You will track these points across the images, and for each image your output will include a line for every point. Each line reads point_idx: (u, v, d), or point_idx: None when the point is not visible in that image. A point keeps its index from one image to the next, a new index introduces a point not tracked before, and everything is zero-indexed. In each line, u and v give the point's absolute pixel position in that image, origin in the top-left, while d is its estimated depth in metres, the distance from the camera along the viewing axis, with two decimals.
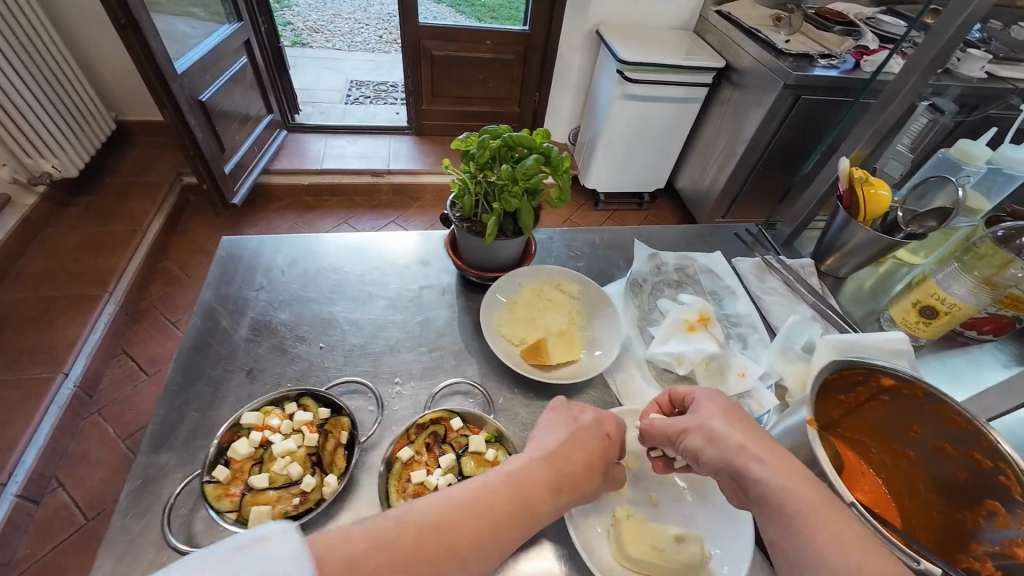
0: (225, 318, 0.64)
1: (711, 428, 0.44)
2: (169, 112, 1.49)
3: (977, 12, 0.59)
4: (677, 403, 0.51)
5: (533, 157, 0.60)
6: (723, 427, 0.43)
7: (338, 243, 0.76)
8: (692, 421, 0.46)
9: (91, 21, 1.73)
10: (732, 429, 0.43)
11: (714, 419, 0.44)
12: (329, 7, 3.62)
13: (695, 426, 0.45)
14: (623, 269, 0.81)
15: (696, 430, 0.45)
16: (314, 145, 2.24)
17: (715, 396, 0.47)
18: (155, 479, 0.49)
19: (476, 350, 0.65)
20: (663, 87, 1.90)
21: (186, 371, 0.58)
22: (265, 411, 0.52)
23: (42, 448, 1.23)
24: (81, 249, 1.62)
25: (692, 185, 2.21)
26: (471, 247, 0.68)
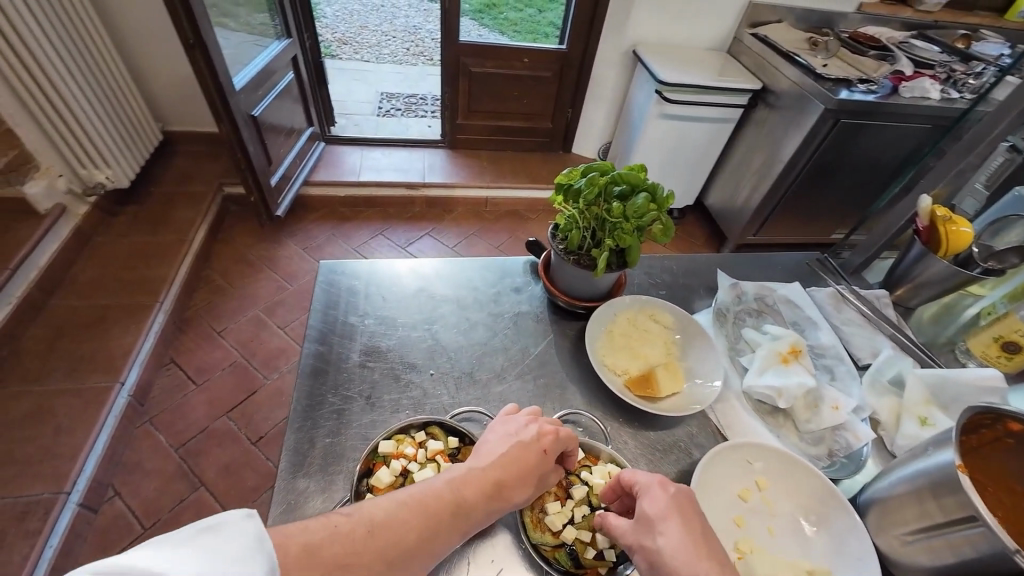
0: (338, 344, 0.66)
1: (652, 543, 0.43)
2: (226, 126, 1.52)
3: None
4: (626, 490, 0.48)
5: (643, 195, 0.62)
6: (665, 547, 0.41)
7: (431, 268, 0.79)
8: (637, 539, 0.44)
9: (146, 35, 1.78)
10: (672, 543, 0.42)
11: (651, 533, 0.43)
12: (357, 19, 3.69)
13: (638, 544, 0.43)
14: (703, 297, 0.83)
15: (639, 547, 0.43)
16: (350, 156, 2.27)
17: (655, 495, 0.45)
18: (297, 503, 0.51)
19: (576, 379, 0.67)
20: (700, 107, 1.93)
21: (310, 396, 0.60)
22: (397, 439, 0.54)
23: (100, 456, 1.25)
24: (131, 258, 1.65)
25: (723, 202, 2.23)
26: (572, 278, 0.70)
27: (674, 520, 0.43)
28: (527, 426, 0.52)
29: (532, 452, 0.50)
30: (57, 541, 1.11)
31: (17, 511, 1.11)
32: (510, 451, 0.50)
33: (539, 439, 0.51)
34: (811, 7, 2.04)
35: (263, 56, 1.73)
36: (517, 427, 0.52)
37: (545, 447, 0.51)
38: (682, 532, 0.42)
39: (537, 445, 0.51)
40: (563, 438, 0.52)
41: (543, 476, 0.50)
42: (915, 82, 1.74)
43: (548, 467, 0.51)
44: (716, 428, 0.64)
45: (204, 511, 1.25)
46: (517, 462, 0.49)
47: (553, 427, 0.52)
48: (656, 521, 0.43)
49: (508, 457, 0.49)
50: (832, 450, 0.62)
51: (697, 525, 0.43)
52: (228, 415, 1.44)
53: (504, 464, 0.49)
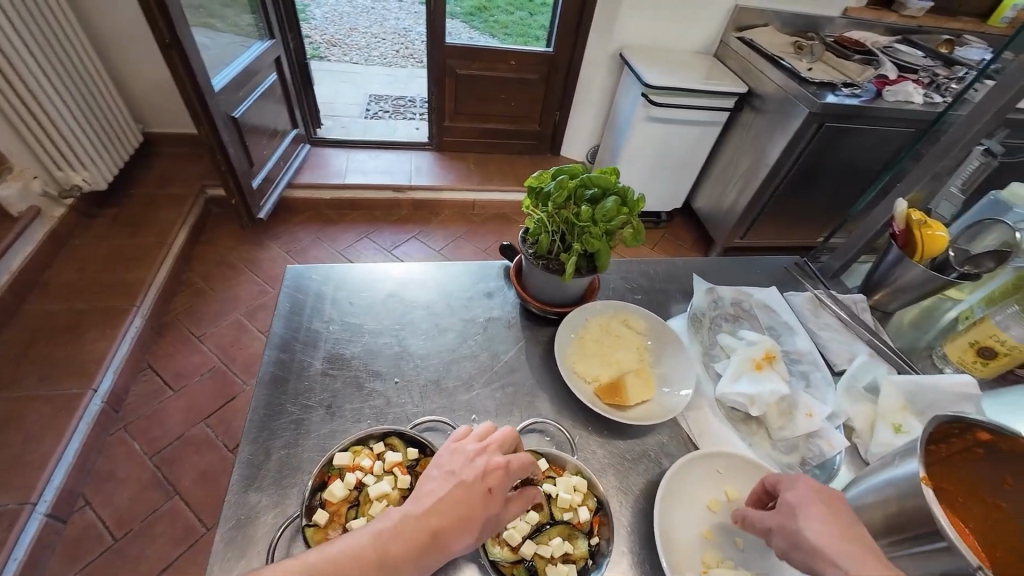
0: (300, 351, 0.64)
1: (795, 527, 0.43)
2: (205, 128, 1.50)
3: None
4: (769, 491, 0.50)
5: (613, 199, 0.60)
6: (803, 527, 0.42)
7: (403, 273, 0.77)
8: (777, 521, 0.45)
9: (125, 34, 1.75)
10: (816, 525, 0.42)
11: (793, 518, 0.44)
12: (347, 21, 3.67)
13: (779, 526, 0.45)
14: (680, 302, 0.82)
15: (781, 529, 0.44)
16: (336, 158, 2.25)
17: (799, 487, 0.46)
18: (248, 519, 0.49)
19: (546, 386, 0.65)
20: (686, 111, 1.92)
21: (268, 406, 0.58)
22: (354, 451, 0.52)
23: (71, 465, 1.22)
24: (109, 261, 1.61)
25: (710, 205, 2.23)
26: (542, 283, 0.69)
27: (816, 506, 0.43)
28: (473, 460, 0.46)
29: (476, 492, 0.44)
30: (23, 553, 1.07)
31: None
32: (450, 492, 0.44)
33: (484, 476, 0.45)
34: (796, 12, 2.05)
35: (245, 56, 1.71)
36: (463, 459, 0.46)
37: (492, 486, 0.45)
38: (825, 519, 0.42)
39: (482, 483, 0.45)
40: (513, 472, 0.47)
41: (491, 519, 0.45)
42: (899, 86, 1.75)
43: (494, 507, 0.45)
44: (688, 437, 0.63)
45: (178, 520, 1.22)
46: (457, 504, 0.43)
47: (502, 461, 0.47)
48: (797, 507, 0.44)
49: (446, 498, 0.43)
50: (805, 458, 0.61)
51: (844, 516, 0.42)
52: (205, 421, 1.41)
53: (441, 508, 0.43)
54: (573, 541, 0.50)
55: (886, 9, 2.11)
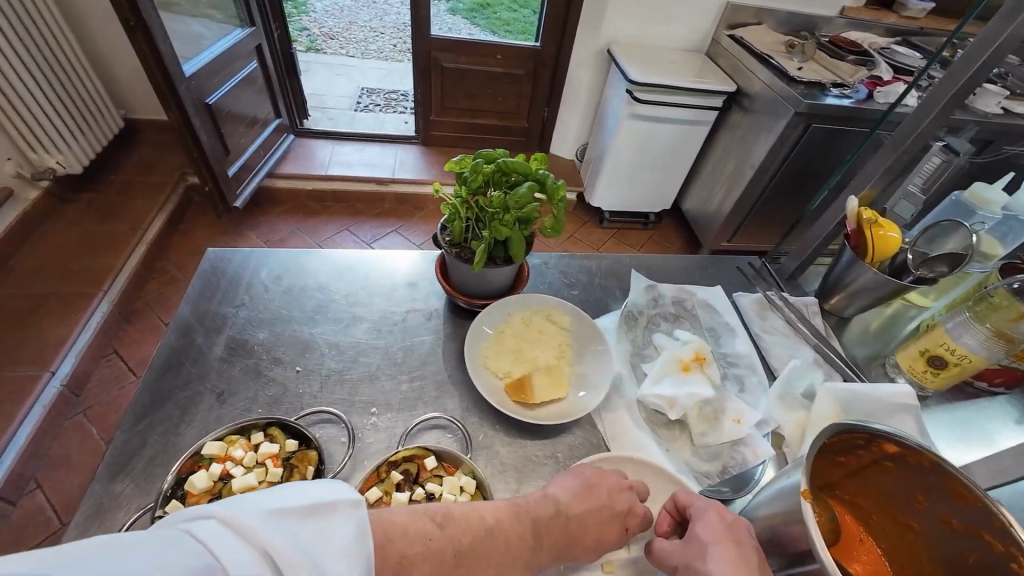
0: (201, 336, 0.62)
1: (697, 564, 0.40)
2: (175, 113, 1.49)
3: (1006, 45, 0.58)
4: (682, 513, 0.47)
5: (527, 184, 0.57)
6: (708, 567, 0.39)
7: (326, 262, 0.74)
8: (682, 558, 0.42)
9: (105, 19, 1.74)
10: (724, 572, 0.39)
11: (701, 556, 0.41)
12: (346, 14, 3.65)
13: (684, 564, 0.41)
14: (619, 300, 0.78)
15: (685, 568, 0.41)
16: (321, 150, 2.23)
17: (709, 520, 0.43)
18: (107, 509, 0.46)
19: (458, 382, 0.62)
20: (671, 109, 1.88)
21: (154, 392, 0.55)
22: (229, 440, 0.50)
23: (22, 448, 1.20)
24: (81, 245, 1.60)
25: (698, 207, 2.18)
26: (460, 273, 0.66)
27: (725, 548, 0.40)
28: (620, 492, 0.48)
29: (614, 526, 0.47)
30: None
31: None
32: (592, 509, 0.46)
33: (624, 509, 0.47)
34: (789, 11, 2.00)
35: (224, 44, 1.70)
36: (610, 486, 0.49)
37: (628, 526, 0.47)
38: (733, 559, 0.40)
39: (624, 519, 0.47)
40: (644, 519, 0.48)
41: (602, 550, 0.47)
42: (891, 87, 1.70)
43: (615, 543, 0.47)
44: (601, 439, 0.59)
45: None
46: (594, 527, 0.46)
47: (637, 507, 0.48)
48: (708, 544, 0.41)
49: (589, 517, 0.46)
50: (726, 467, 0.57)
51: (752, 560, 0.40)
52: None
53: (585, 517, 0.46)
54: None
55: (884, 10, 2.05)
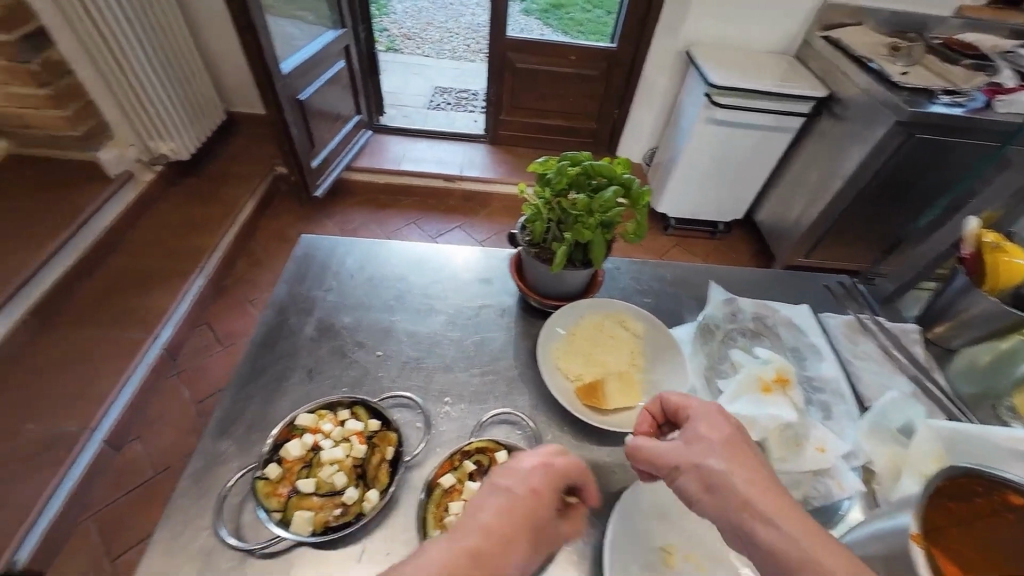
0: (295, 316, 0.67)
1: (706, 465, 0.41)
2: (272, 108, 1.62)
3: None
4: (671, 416, 0.49)
5: (613, 189, 0.57)
6: (720, 467, 0.40)
7: (406, 253, 0.77)
8: (685, 460, 0.43)
9: (217, 21, 1.92)
10: (732, 468, 0.40)
11: (705, 454, 0.42)
12: (424, 16, 3.79)
13: (689, 463, 0.42)
14: (693, 310, 0.76)
15: (690, 469, 0.42)
16: (394, 146, 2.33)
17: (712, 422, 0.44)
18: (213, 465, 0.51)
19: (528, 380, 0.63)
20: (752, 114, 1.78)
21: (254, 364, 0.60)
22: (319, 414, 0.53)
23: (128, 402, 1.35)
24: (183, 224, 1.77)
25: (774, 218, 2.06)
26: (536, 272, 0.66)
27: (731, 448, 0.42)
28: (521, 469, 0.42)
29: (530, 504, 0.40)
30: (79, 472, 1.20)
31: (45, 440, 1.19)
32: (491, 503, 0.40)
33: (526, 485, 0.41)
34: (894, 10, 1.83)
35: (316, 44, 1.83)
36: (510, 469, 0.43)
37: (538, 484, 0.42)
38: (743, 466, 0.41)
39: (531, 489, 0.41)
40: (557, 471, 0.43)
41: (540, 527, 0.40)
42: (1016, 95, 1.49)
43: (547, 518, 0.41)
44: None
45: None
46: (506, 537, 0.37)
47: (542, 460, 0.43)
48: (715, 445, 0.42)
49: (495, 512, 0.39)
50: (808, 497, 0.54)
51: (752, 460, 0.41)
52: None
53: (488, 526, 0.38)
54: None
55: (1011, 9, 1.83)
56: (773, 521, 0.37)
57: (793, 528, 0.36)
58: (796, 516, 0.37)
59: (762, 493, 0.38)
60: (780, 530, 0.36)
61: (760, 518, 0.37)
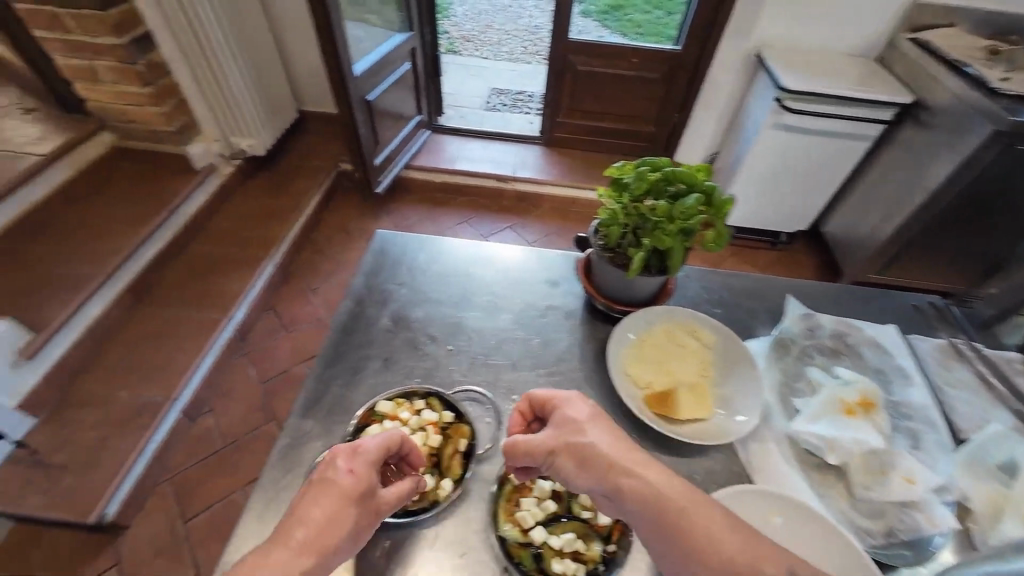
0: (371, 307, 0.70)
1: (581, 440, 0.44)
2: (344, 108, 1.71)
3: None
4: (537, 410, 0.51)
5: (694, 196, 0.56)
6: (592, 441, 0.44)
7: (475, 251, 0.79)
8: (557, 442, 0.45)
9: (296, 25, 2.03)
10: (602, 438, 0.44)
11: (579, 433, 0.45)
12: (483, 18, 3.85)
13: (564, 444, 0.45)
14: (766, 324, 0.73)
15: (563, 449, 0.44)
16: (451, 146, 2.39)
17: (577, 404, 0.48)
18: (299, 443, 0.55)
19: (594, 384, 0.63)
20: (827, 120, 1.69)
21: (335, 350, 0.64)
22: (397, 402, 0.56)
23: (203, 377, 1.45)
24: (256, 214, 1.89)
25: (843, 230, 1.94)
26: (608, 277, 0.66)
27: (600, 422, 0.46)
28: (342, 462, 0.43)
29: (354, 490, 0.42)
30: (160, 439, 1.31)
31: (134, 407, 1.31)
32: (315, 495, 0.41)
33: (348, 471, 0.43)
34: (995, 10, 1.69)
35: (386, 47, 1.90)
36: (325, 462, 0.43)
37: (353, 466, 0.43)
38: (604, 433, 0.45)
39: (352, 478, 0.42)
40: (370, 452, 0.45)
41: (365, 502, 0.42)
42: None
43: (372, 492, 0.43)
44: (743, 469, 0.56)
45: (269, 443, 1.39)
46: (335, 523, 0.39)
47: (353, 444, 0.45)
48: (585, 422, 0.45)
49: (330, 504, 0.40)
50: (892, 529, 0.51)
51: (616, 431, 0.45)
52: (306, 363, 1.59)
53: (315, 516, 0.39)
54: (586, 542, 0.48)
55: None
56: (645, 480, 0.40)
57: (661, 486, 0.40)
58: (656, 468, 0.41)
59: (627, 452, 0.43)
60: (651, 487, 0.40)
61: (631, 477, 0.41)
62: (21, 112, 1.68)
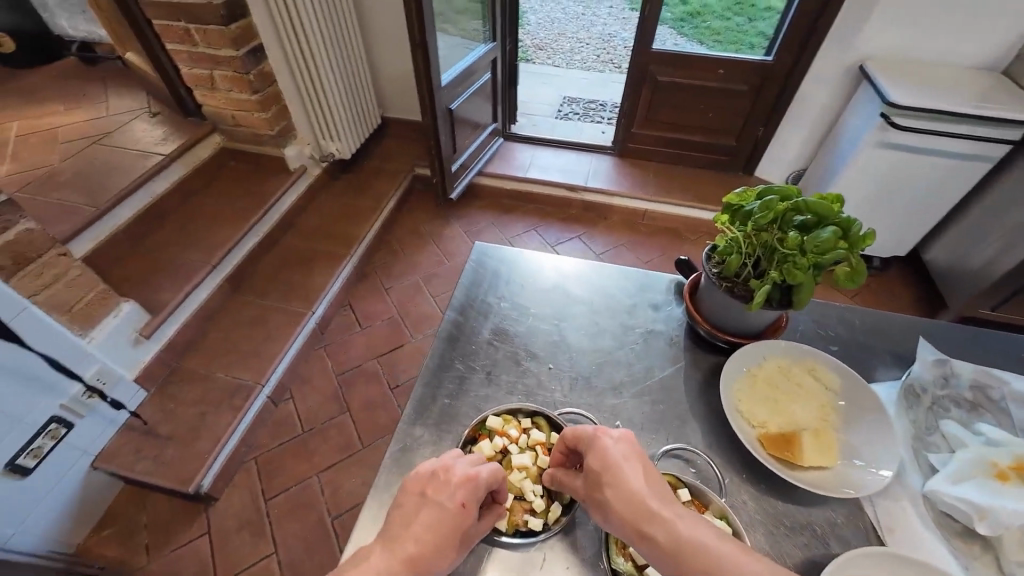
0: (473, 319, 0.72)
1: (600, 497, 0.44)
2: (428, 116, 1.77)
3: None
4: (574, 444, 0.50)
5: (831, 229, 0.53)
6: (608, 499, 0.43)
7: (573, 268, 0.80)
8: (586, 495, 0.46)
9: (386, 37, 2.14)
10: (618, 494, 0.43)
11: (598, 488, 0.44)
12: (556, 26, 3.87)
13: (590, 499, 0.45)
14: (890, 367, 0.67)
15: (591, 503, 0.45)
16: (522, 153, 2.41)
17: (597, 452, 0.46)
18: (410, 449, 0.57)
19: (701, 416, 0.61)
20: (941, 139, 1.54)
21: (441, 359, 0.66)
22: (504, 418, 0.57)
23: (287, 365, 1.55)
24: (339, 214, 1.99)
25: (950, 259, 1.76)
26: (720, 307, 0.64)
27: (617, 471, 0.44)
28: (452, 487, 0.45)
29: (457, 518, 0.44)
30: (248, 419, 1.41)
31: (229, 388, 1.41)
32: (423, 513, 0.44)
33: (457, 496, 0.45)
34: None
35: (469, 58, 1.95)
36: (442, 481, 0.46)
37: (465, 498, 0.45)
38: (635, 474, 0.44)
39: (457, 504, 0.44)
40: (482, 485, 0.46)
41: (467, 532, 0.45)
42: None
43: (472, 522, 0.45)
44: (871, 525, 0.52)
45: (342, 433, 1.46)
46: (435, 546, 0.42)
47: (470, 474, 0.46)
48: (600, 478, 0.44)
49: (431, 525, 0.43)
50: None
51: (637, 482, 0.43)
52: (378, 359, 1.65)
53: (421, 534, 0.43)
54: None
55: None
56: (663, 547, 0.39)
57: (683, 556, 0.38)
58: (673, 525, 0.40)
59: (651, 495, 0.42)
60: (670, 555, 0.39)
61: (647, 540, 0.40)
62: (150, 116, 1.92)
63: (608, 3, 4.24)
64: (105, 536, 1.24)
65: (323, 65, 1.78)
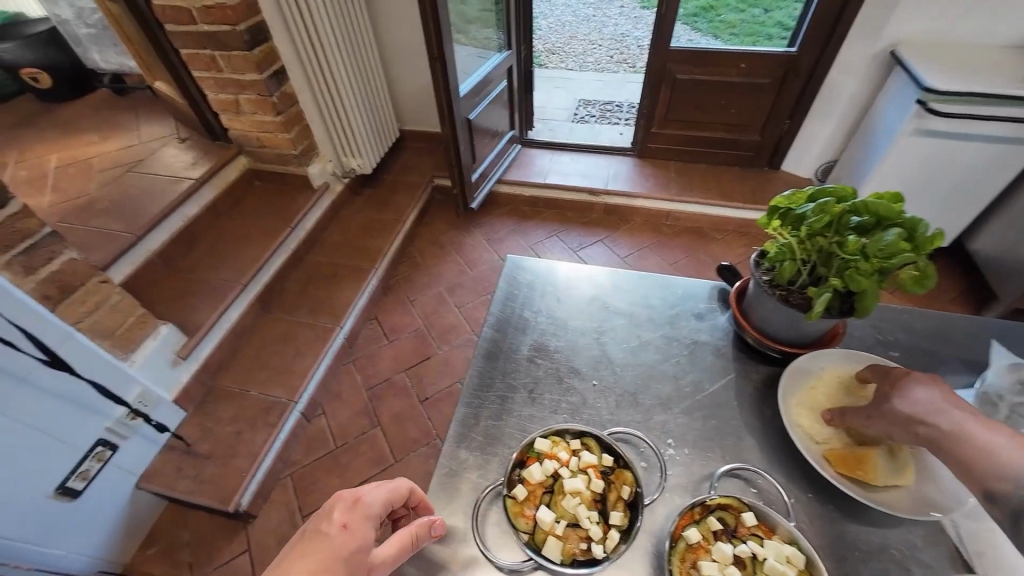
0: (511, 334, 0.70)
1: (887, 405, 0.49)
2: (448, 127, 1.77)
3: None
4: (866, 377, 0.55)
5: (896, 231, 0.49)
6: (896, 401, 0.48)
7: (611, 278, 0.77)
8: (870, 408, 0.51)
9: (402, 52, 2.16)
10: (908, 395, 0.48)
11: (888, 398, 0.49)
12: (567, 30, 3.85)
13: (874, 409, 0.50)
14: (960, 374, 0.63)
15: (876, 414, 0.50)
16: (540, 159, 2.40)
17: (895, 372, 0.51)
18: (455, 474, 0.55)
19: (758, 431, 0.58)
20: (984, 124, 1.46)
21: (481, 377, 0.64)
22: (553, 440, 0.55)
23: (318, 382, 1.56)
24: (361, 228, 2.01)
25: (998, 249, 1.66)
26: (772, 315, 0.61)
27: (912, 384, 0.48)
28: (336, 512, 0.44)
29: (344, 541, 0.43)
30: (283, 437, 1.42)
31: (263, 405, 1.43)
32: (306, 549, 0.41)
33: (339, 520, 0.44)
34: None
35: (486, 67, 1.95)
36: (323, 512, 0.45)
37: (349, 520, 0.44)
38: (923, 391, 0.47)
39: (341, 528, 0.43)
40: (371, 506, 0.46)
41: (360, 556, 0.43)
42: None
43: (364, 546, 0.43)
44: (953, 546, 0.49)
45: (374, 448, 1.46)
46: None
47: (355, 495, 0.46)
48: (891, 390, 0.49)
49: (314, 556, 0.41)
50: None
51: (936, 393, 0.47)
52: (407, 372, 1.65)
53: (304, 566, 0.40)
54: None
55: None
56: (949, 436, 0.43)
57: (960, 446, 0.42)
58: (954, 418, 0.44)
59: (942, 406, 0.45)
60: (954, 445, 0.43)
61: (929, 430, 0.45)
62: (179, 141, 1.97)
63: (618, 3, 4.22)
64: (149, 555, 1.26)
65: (342, 83, 1.81)
